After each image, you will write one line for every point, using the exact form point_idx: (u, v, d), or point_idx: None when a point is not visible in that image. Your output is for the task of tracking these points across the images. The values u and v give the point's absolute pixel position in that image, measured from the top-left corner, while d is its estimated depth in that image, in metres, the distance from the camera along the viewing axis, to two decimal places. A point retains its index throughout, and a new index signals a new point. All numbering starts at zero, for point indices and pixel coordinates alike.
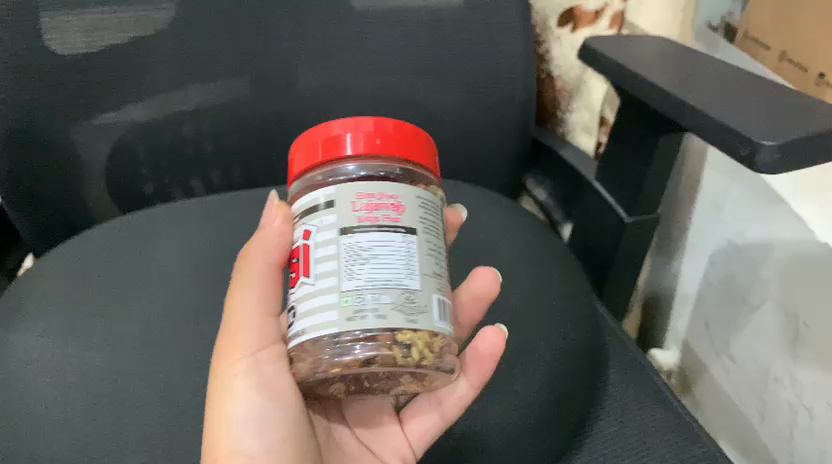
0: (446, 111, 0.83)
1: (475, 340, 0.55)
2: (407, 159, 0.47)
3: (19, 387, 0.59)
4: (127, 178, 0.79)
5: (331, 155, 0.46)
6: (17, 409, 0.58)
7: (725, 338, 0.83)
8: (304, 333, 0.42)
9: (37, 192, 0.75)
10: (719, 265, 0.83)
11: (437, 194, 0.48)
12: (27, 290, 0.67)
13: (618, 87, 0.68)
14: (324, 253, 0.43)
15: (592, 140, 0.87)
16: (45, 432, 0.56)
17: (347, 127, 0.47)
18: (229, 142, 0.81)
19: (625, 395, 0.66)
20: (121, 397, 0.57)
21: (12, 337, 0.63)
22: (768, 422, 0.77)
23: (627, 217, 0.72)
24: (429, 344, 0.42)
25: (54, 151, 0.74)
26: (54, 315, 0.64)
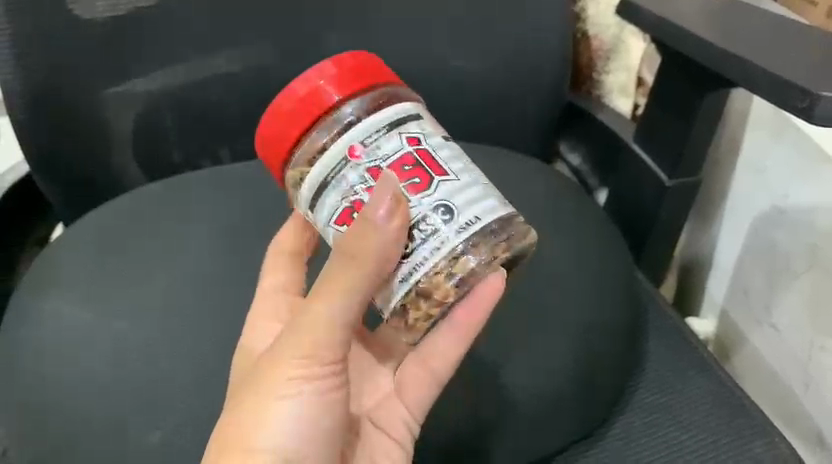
0: (477, 74, 0.80)
1: None
2: (386, 83, 0.49)
3: (52, 355, 0.59)
4: (153, 145, 0.78)
5: (319, 108, 0.47)
6: (51, 377, 0.57)
7: (765, 304, 0.80)
8: (474, 223, 0.45)
9: (64, 160, 0.74)
10: (760, 230, 0.80)
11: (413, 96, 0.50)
12: (58, 258, 0.67)
13: (659, 42, 0.65)
14: (445, 156, 0.47)
15: (630, 102, 0.84)
16: (80, 399, 0.56)
17: (315, 75, 0.47)
18: (255, 109, 0.80)
19: (663, 366, 0.65)
20: (155, 363, 0.57)
21: (44, 305, 0.63)
22: (812, 391, 0.75)
23: (668, 180, 0.69)
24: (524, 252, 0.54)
25: (81, 119, 0.73)
26: (84, 283, 0.64)
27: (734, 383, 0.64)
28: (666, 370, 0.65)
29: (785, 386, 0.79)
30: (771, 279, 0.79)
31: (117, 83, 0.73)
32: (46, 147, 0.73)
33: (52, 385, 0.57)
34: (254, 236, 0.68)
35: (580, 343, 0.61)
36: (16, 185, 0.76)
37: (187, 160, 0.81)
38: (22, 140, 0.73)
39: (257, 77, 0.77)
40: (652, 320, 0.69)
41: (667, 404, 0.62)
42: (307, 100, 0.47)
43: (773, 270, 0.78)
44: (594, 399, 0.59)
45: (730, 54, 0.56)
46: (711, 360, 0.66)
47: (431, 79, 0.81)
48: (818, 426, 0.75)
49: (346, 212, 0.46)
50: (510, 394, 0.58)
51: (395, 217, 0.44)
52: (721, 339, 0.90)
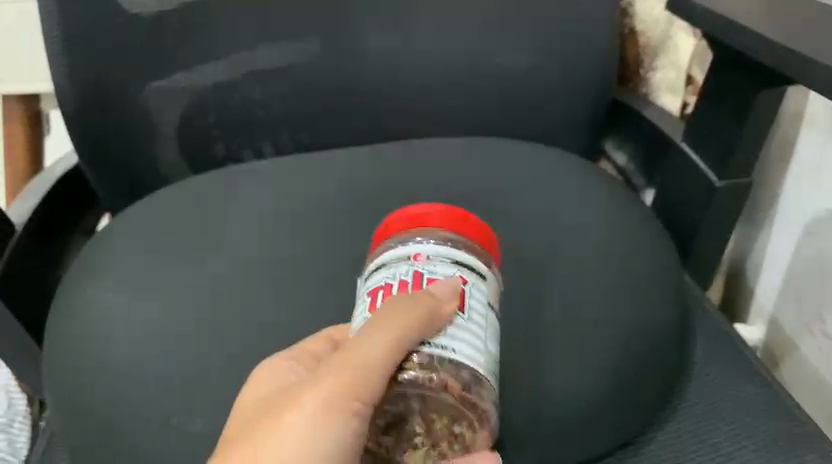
0: (522, 69, 0.79)
1: None
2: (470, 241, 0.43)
3: (97, 342, 0.60)
4: (198, 137, 0.79)
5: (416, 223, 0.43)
6: (95, 364, 0.58)
7: (818, 311, 0.77)
8: (448, 352, 0.38)
9: (111, 153, 0.75)
10: (815, 233, 0.77)
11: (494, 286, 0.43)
12: (103, 248, 0.68)
13: (711, 38, 0.62)
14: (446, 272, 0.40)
15: (678, 100, 0.81)
16: (123, 386, 0.56)
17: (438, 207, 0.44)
18: (297, 104, 0.80)
19: (710, 372, 0.63)
20: (196, 353, 0.58)
21: (90, 293, 0.63)
22: None
23: (717, 180, 0.67)
24: None
25: (127, 113, 0.74)
26: (128, 273, 0.64)
27: (784, 393, 0.62)
28: (714, 377, 0.63)
29: None
30: (825, 285, 0.76)
31: (163, 77, 0.74)
32: (93, 140, 0.74)
33: (100, 373, 0.58)
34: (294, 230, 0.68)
35: (623, 347, 0.59)
36: (65, 177, 0.77)
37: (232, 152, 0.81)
38: (71, 132, 0.74)
39: (300, 70, 0.78)
40: (699, 326, 0.67)
41: (714, 410, 0.61)
42: (413, 217, 0.44)
43: (828, 276, 0.75)
44: (636, 405, 0.58)
45: (784, 48, 0.54)
46: (760, 368, 0.64)
47: (475, 74, 0.80)
48: None
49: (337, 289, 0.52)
50: (551, 397, 0.56)
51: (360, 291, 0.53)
52: (770, 346, 0.87)
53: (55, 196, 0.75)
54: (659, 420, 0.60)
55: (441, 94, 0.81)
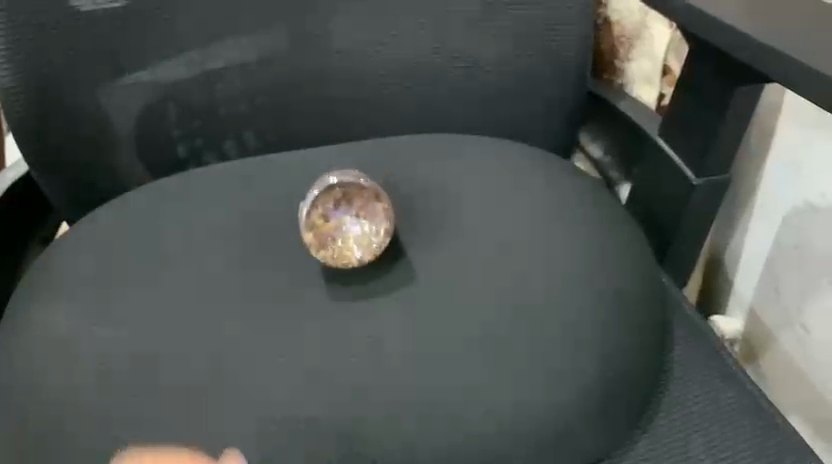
0: (494, 62, 0.77)
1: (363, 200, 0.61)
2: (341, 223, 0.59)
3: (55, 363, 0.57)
4: (159, 139, 0.75)
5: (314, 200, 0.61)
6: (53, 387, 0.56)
7: (797, 305, 0.76)
8: None
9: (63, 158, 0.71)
10: (793, 225, 0.76)
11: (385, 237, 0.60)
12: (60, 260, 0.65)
13: (687, 33, 0.60)
14: None
15: (655, 91, 0.78)
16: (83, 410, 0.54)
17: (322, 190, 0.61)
18: (262, 102, 0.76)
19: (690, 376, 0.62)
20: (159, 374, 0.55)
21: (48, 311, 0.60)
22: None
23: (694, 177, 0.66)
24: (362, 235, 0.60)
25: (80, 114, 0.70)
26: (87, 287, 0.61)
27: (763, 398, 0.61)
28: (694, 382, 0.62)
29: (817, 392, 0.76)
30: (803, 278, 0.75)
31: (118, 77, 0.70)
32: (45, 145, 0.70)
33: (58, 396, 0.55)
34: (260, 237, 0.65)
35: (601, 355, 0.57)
36: (16, 185, 0.73)
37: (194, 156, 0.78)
38: (20, 137, 0.70)
39: (264, 67, 0.74)
40: (679, 329, 0.66)
41: (694, 417, 0.59)
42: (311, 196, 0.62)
43: (806, 270, 0.74)
44: (613, 414, 0.57)
45: (759, 43, 0.52)
46: (740, 372, 0.63)
47: (445, 68, 0.77)
48: None
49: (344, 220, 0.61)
50: (525, 408, 0.54)
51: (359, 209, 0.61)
52: (747, 338, 0.87)
53: (6, 206, 0.71)
54: (638, 430, 0.58)
55: (412, 88, 0.78)
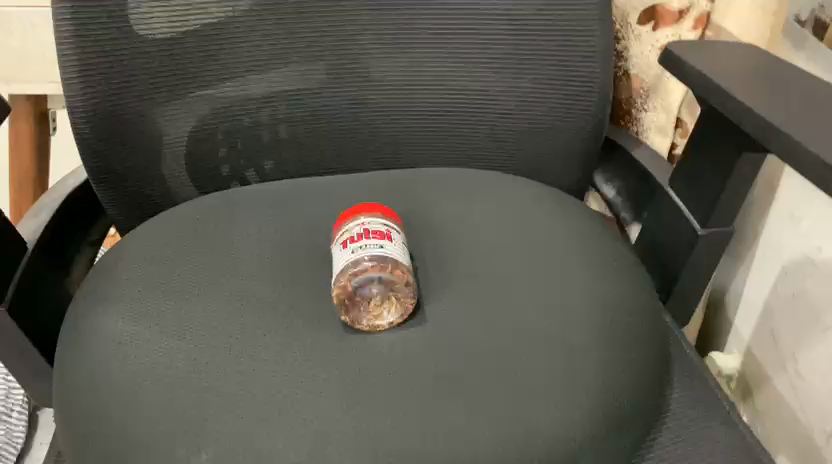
0: (521, 105, 0.82)
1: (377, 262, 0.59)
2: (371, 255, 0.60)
3: None
4: (204, 156, 0.81)
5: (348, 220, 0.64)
6: None
7: (792, 351, 0.81)
8: None
9: (119, 172, 0.77)
10: (792, 275, 0.81)
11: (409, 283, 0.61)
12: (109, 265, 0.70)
13: (699, 98, 0.65)
14: None
15: (667, 140, 0.85)
16: None
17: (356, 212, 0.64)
18: (302, 129, 0.82)
19: (686, 415, 0.67)
20: None
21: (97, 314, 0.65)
22: None
23: (700, 228, 0.70)
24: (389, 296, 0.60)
25: (137, 130, 0.76)
26: None
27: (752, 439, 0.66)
28: (690, 421, 0.66)
29: (804, 436, 0.80)
30: (799, 328, 0.80)
31: (174, 98, 0.76)
32: (104, 160, 0.76)
33: None
34: None
35: None
36: (74, 194, 0.79)
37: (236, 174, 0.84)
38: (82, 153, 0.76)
39: (306, 97, 0.80)
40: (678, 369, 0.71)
41: (688, 454, 0.64)
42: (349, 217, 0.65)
43: (802, 319, 0.79)
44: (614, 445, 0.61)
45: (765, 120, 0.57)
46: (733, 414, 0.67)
47: (475, 107, 0.82)
48: None
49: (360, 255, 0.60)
50: None
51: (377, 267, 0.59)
52: (747, 376, 0.92)
53: (64, 212, 0.77)
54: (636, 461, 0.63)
55: (442, 123, 0.83)
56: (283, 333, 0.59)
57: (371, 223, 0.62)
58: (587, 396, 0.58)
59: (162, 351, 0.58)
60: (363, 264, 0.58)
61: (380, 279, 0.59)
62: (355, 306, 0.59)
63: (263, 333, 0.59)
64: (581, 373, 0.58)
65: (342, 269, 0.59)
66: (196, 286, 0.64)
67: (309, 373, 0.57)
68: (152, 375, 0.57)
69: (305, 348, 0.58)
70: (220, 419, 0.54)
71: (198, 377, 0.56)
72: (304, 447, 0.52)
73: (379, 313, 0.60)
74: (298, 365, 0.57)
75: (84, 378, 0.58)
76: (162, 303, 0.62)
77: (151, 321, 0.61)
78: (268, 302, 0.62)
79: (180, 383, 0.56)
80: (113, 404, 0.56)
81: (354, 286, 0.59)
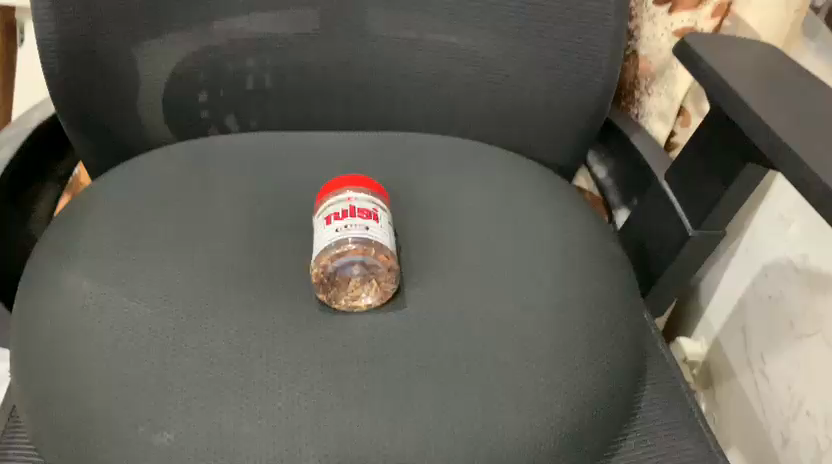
0: (523, 78, 0.77)
1: (362, 242, 0.56)
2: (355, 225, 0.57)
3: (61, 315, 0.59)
4: (187, 98, 0.76)
5: (333, 188, 0.62)
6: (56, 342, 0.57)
7: (761, 352, 0.81)
8: None
9: (92, 109, 0.73)
10: (770, 277, 0.81)
11: (392, 264, 0.58)
12: (74, 213, 0.66)
13: (712, 100, 0.62)
14: None
15: (666, 128, 0.82)
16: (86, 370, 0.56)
17: (344, 182, 0.62)
18: (290, 79, 0.77)
19: None
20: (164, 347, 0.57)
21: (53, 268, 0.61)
22: (788, 448, 0.76)
23: (692, 230, 0.69)
24: (374, 278, 0.57)
25: (112, 66, 0.71)
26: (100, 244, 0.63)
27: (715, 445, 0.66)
28: None
29: (758, 435, 0.81)
30: (772, 330, 0.80)
31: (155, 36, 0.71)
32: (73, 96, 0.71)
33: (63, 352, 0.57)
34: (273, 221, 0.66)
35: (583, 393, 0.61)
36: (42, 129, 0.74)
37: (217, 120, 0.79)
38: (49, 87, 0.70)
39: (297, 46, 0.75)
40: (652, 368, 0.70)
41: None
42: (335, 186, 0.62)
43: (774, 322, 0.79)
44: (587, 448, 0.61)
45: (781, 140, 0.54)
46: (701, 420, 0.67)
47: (473, 77, 0.78)
48: None
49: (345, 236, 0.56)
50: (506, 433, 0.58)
51: (365, 250, 0.56)
52: (711, 365, 0.94)
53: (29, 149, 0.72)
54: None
55: (439, 88, 0.79)
56: (257, 309, 0.57)
57: (358, 200, 0.60)
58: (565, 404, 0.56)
59: (129, 318, 0.56)
60: (347, 246, 0.56)
61: (362, 261, 0.56)
62: (334, 286, 0.57)
63: (238, 308, 0.57)
64: (562, 376, 0.57)
65: (324, 247, 0.57)
66: (170, 248, 0.61)
67: (282, 354, 0.55)
68: (116, 343, 0.54)
69: (279, 327, 0.56)
70: (187, 397, 0.52)
71: (167, 349, 0.54)
72: (271, 433, 0.51)
73: (357, 294, 0.58)
74: (271, 344, 0.55)
75: (45, 338, 0.56)
76: (132, 264, 0.60)
77: (119, 283, 0.58)
78: (245, 275, 0.60)
79: (146, 355, 0.54)
80: (72, 371, 0.53)
81: (334, 265, 0.56)
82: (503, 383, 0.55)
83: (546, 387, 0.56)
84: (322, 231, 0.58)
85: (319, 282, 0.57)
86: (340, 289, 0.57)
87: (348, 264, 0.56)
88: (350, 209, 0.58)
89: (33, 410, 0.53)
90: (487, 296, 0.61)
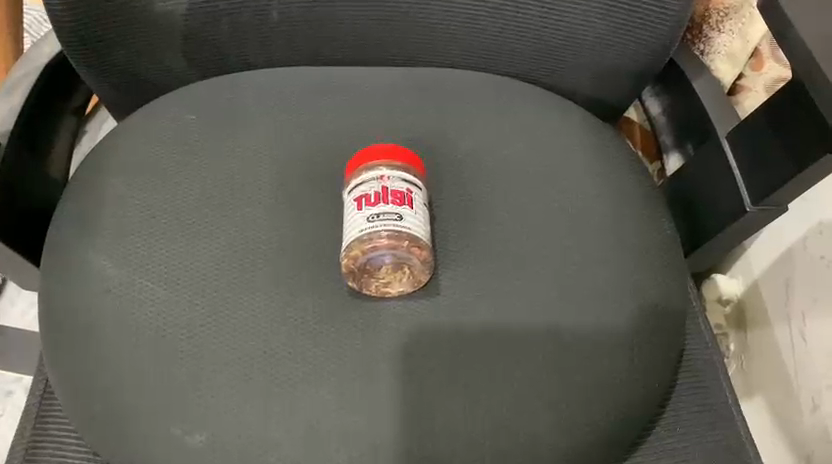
0: (575, 22, 0.69)
1: (394, 233, 0.53)
2: (388, 213, 0.53)
3: (75, 284, 0.56)
4: (205, 35, 0.68)
5: (364, 161, 0.58)
6: (74, 319, 0.55)
7: (802, 310, 0.79)
8: None
9: (102, 50, 0.66)
10: (825, 236, 0.77)
11: (425, 253, 0.55)
12: (90, 174, 0.62)
13: (801, 76, 0.54)
14: None
15: (734, 72, 0.74)
16: (101, 341, 0.54)
17: (376, 155, 0.58)
18: (319, 12, 0.68)
19: (692, 401, 0.64)
20: (183, 326, 0.54)
21: (73, 239, 0.58)
22: (817, 412, 0.75)
23: (751, 206, 0.66)
24: (407, 267, 0.55)
25: (121, 4, 0.63)
26: (116, 210, 0.59)
27: (750, 439, 0.64)
28: (695, 410, 0.64)
29: (790, 391, 0.80)
30: (819, 291, 0.77)
31: None
32: (82, 38, 0.65)
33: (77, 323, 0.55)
34: (301, 188, 0.61)
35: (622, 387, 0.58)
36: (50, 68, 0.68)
37: (232, 54, 0.71)
38: (54, 24, 0.64)
39: None
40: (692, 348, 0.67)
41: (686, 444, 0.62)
42: (365, 157, 0.58)
43: (824, 283, 0.76)
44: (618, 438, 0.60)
45: None
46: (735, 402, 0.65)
47: (523, 16, 0.69)
48: (807, 444, 0.76)
49: (375, 226, 0.53)
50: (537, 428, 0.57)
51: (396, 241, 0.53)
52: (745, 309, 0.91)
53: (39, 92, 0.67)
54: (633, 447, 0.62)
55: (485, 24, 0.70)
56: (287, 301, 0.55)
57: (392, 179, 0.55)
58: (599, 407, 0.54)
59: (153, 306, 0.55)
60: (380, 239, 0.53)
61: (395, 252, 0.54)
62: (365, 275, 0.55)
63: (267, 300, 0.55)
64: (602, 378, 0.55)
65: (356, 237, 0.53)
66: (195, 228, 0.58)
67: (314, 353, 0.53)
68: (142, 335, 0.53)
69: (308, 324, 0.54)
70: (218, 399, 0.52)
71: (195, 345, 0.53)
72: (301, 440, 0.51)
73: (387, 282, 0.55)
74: (300, 343, 0.54)
75: (73, 320, 0.55)
76: (154, 245, 0.57)
77: (141, 267, 0.56)
78: (273, 260, 0.57)
79: (176, 350, 0.53)
80: (100, 361, 0.53)
81: (366, 257, 0.54)
82: (539, 389, 0.54)
83: (582, 391, 0.54)
84: (351, 213, 0.55)
85: (351, 269, 0.55)
86: (371, 278, 0.55)
87: (377, 251, 0.53)
88: (383, 191, 0.55)
89: (65, 396, 0.54)
90: (527, 290, 0.57)
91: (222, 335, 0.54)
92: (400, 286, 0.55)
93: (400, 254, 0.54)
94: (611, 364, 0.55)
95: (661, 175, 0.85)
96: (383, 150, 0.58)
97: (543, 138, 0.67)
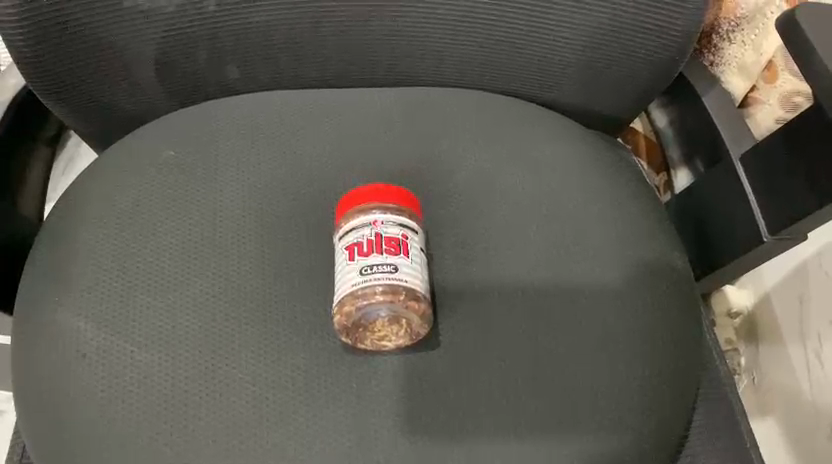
0: (585, 29, 0.64)
1: (390, 285, 0.49)
2: (384, 265, 0.50)
3: (52, 348, 0.53)
4: (181, 63, 0.64)
5: (354, 203, 0.54)
6: (52, 385, 0.52)
7: (819, 332, 0.78)
8: None
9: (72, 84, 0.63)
10: None
11: (423, 307, 0.51)
12: (64, 219, 0.59)
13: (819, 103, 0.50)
14: None
15: (745, 82, 0.70)
16: (81, 411, 0.51)
17: (368, 195, 0.54)
18: (303, 36, 0.63)
19: (706, 437, 0.61)
20: (165, 390, 0.51)
21: (49, 295, 0.55)
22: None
23: (766, 236, 0.65)
24: (406, 322, 0.51)
25: (90, 36, 0.59)
26: (90, 264, 0.56)
27: None
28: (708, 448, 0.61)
29: (807, 414, 0.78)
30: None
31: None
32: (49, 73, 0.61)
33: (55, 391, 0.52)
34: (288, 229, 0.58)
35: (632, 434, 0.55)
36: (15, 102, 0.64)
37: (211, 81, 0.67)
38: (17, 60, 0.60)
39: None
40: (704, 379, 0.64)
41: None
42: (354, 197, 0.54)
43: None
44: None
45: None
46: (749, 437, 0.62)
47: (519, 34, 0.64)
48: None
49: (371, 279, 0.49)
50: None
51: (391, 295, 0.49)
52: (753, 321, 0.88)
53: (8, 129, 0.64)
54: None
55: (478, 43, 0.66)
56: (275, 359, 0.52)
57: (386, 225, 0.51)
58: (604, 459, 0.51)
59: (133, 369, 0.51)
60: (375, 292, 0.49)
61: (391, 307, 0.50)
62: (360, 330, 0.51)
63: (253, 358, 0.52)
64: (609, 432, 0.52)
65: (350, 290, 0.50)
66: (173, 280, 0.55)
67: (304, 415, 0.50)
68: (117, 403, 0.51)
69: (297, 381, 0.51)
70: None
71: (177, 411, 0.50)
72: None
73: (383, 337, 0.52)
74: (290, 403, 0.51)
75: (51, 383, 0.52)
76: (131, 300, 0.54)
77: (119, 326, 0.53)
78: (260, 312, 0.54)
79: (158, 415, 0.50)
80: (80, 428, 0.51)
81: (362, 311, 0.50)
82: (543, 448, 0.51)
83: (588, 444, 0.51)
84: (344, 263, 0.51)
85: (345, 327, 0.51)
86: (369, 334, 0.51)
87: (371, 308, 0.50)
88: (376, 238, 0.51)
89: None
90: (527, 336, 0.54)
91: (207, 397, 0.51)
92: (399, 339, 0.52)
93: (396, 308, 0.50)
94: (618, 416, 0.53)
95: (668, 188, 0.81)
96: (375, 190, 0.54)
97: (542, 166, 0.63)
